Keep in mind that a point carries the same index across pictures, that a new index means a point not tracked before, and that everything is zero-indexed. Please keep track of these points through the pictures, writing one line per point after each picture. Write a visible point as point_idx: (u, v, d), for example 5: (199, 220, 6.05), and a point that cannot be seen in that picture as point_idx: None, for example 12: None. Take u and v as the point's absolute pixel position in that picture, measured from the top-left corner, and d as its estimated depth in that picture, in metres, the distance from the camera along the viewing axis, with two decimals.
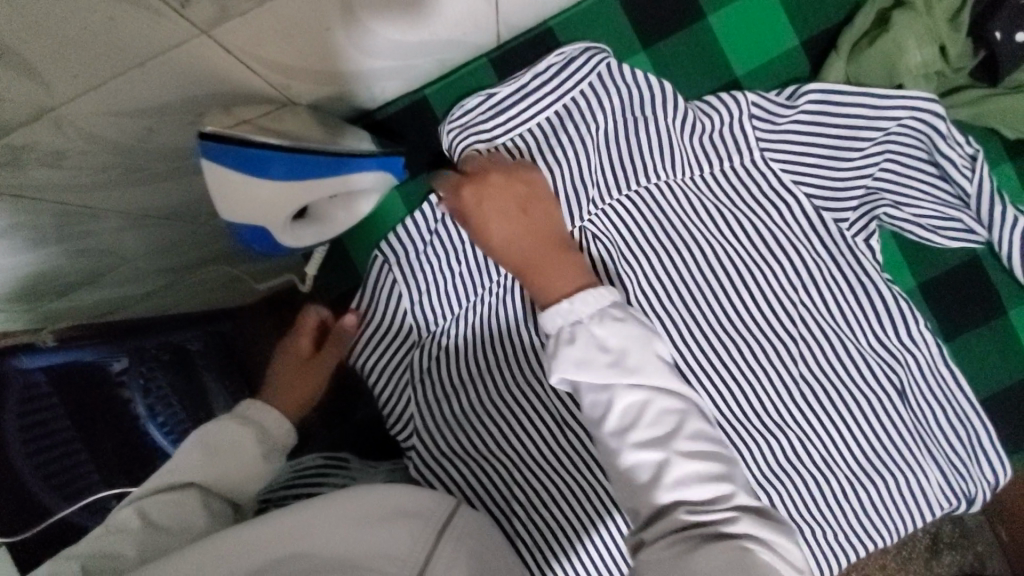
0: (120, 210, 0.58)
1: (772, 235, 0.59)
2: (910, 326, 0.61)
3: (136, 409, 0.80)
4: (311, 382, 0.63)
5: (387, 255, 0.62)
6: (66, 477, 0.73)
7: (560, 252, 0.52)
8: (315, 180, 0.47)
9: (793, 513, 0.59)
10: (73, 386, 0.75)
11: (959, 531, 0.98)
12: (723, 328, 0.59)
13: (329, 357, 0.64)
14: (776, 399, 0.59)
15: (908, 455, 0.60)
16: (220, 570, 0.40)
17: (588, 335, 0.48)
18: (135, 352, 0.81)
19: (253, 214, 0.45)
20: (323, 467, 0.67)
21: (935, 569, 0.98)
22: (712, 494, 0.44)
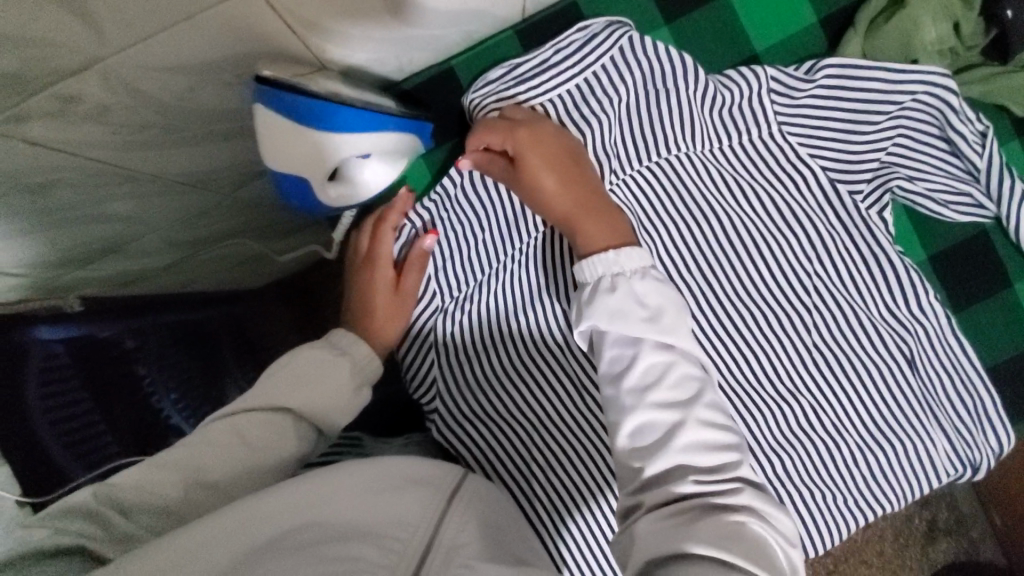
0: (151, 174, 0.59)
1: (787, 207, 0.61)
2: (921, 297, 0.62)
3: (148, 383, 0.77)
4: (400, 305, 0.63)
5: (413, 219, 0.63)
6: (87, 441, 0.70)
7: (601, 207, 0.56)
8: (354, 134, 0.49)
9: (802, 478, 0.61)
10: (92, 359, 0.73)
11: (955, 518, 1.02)
12: (739, 297, 0.61)
13: (414, 274, 0.63)
14: (789, 366, 0.61)
15: (916, 423, 0.62)
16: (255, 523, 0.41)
17: (630, 290, 0.51)
18: (150, 327, 0.79)
19: (296, 165, 0.48)
20: (337, 445, 0.68)
21: (932, 555, 1.03)
22: (717, 461, 0.46)
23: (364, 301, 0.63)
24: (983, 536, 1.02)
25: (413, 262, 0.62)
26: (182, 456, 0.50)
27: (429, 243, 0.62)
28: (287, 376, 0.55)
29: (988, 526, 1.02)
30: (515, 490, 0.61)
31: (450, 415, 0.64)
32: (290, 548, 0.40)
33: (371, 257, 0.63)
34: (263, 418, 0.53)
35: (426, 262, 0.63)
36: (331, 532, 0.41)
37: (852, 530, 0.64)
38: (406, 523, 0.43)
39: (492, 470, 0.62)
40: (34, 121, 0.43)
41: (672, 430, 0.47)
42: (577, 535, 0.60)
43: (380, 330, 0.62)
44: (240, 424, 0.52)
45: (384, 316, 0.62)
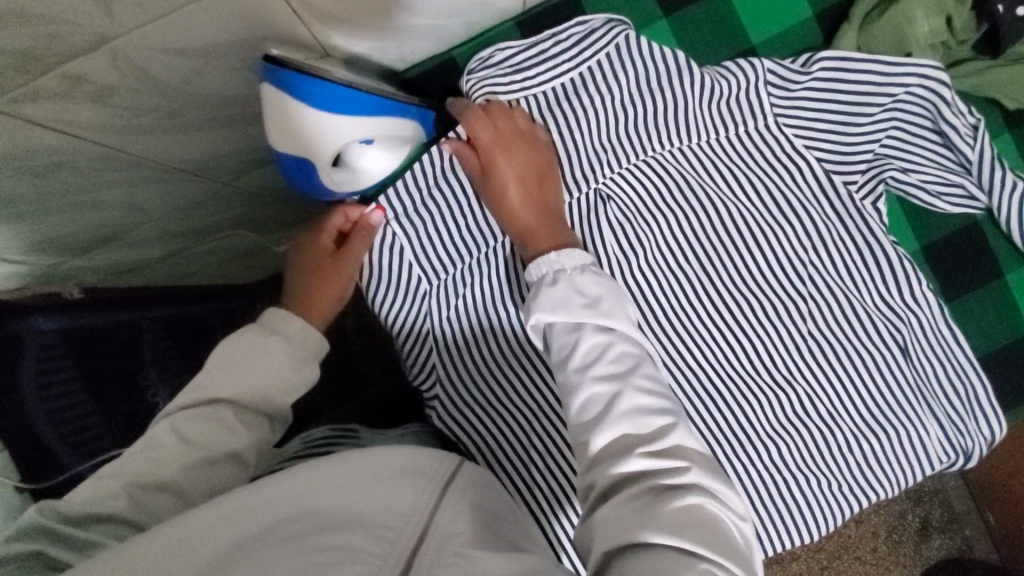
0: (153, 161, 0.59)
1: (784, 198, 0.62)
2: (913, 286, 0.63)
3: (141, 380, 0.77)
4: (341, 279, 0.61)
5: (390, 201, 0.59)
6: (82, 433, 0.71)
7: (555, 217, 0.57)
8: (353, 113, 0.49)
9: (798, 462, 0.63)
10: (88, 351, 0.72)
11: (948, 516, 1.05)
12: (738, 287, 0.62)
13: (357, 250, 0.60)
14: (785, 354, 0.63)
15: (909, 410, 0.63)
16: (252, 513, 0.41)
17: (570, 284, 0.52)
18: (135, 324, 0.78)
19: (298, 143, 0.48)
20: (333, 436, 0.69)
21: (925, 552, 1.04)
22: (655, 427, 0.46)
23: (308, 272, 0.61)
24: (976, 533, 1.05)
25: (356, 236, 0.59)
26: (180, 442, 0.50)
27: (376, 220, 0.59)
28: (249, 359, 0.55)
29: (980, 523, 1.04)
30: (513, 476, 0.62)
31: (451, 402, 0.64)
32: (286, 538, 0.39)
33: (321, 226, 0.61)
34: (220, 403, 0.53)
35: (372, 235, 0.60)
36: (327, 519, 0.41)
37: (846, 517, 0.65)
38: (406, 508, 0.43)
39: (491, 455, 0.63)
40: (40, 101, 0.43)
41: (612, 401, 0.47)
42: (569, 521, 0.61)
43: (323, 305, 0.60)
44: (202, 410, 0.52)
45: (325, 291, 0.60)
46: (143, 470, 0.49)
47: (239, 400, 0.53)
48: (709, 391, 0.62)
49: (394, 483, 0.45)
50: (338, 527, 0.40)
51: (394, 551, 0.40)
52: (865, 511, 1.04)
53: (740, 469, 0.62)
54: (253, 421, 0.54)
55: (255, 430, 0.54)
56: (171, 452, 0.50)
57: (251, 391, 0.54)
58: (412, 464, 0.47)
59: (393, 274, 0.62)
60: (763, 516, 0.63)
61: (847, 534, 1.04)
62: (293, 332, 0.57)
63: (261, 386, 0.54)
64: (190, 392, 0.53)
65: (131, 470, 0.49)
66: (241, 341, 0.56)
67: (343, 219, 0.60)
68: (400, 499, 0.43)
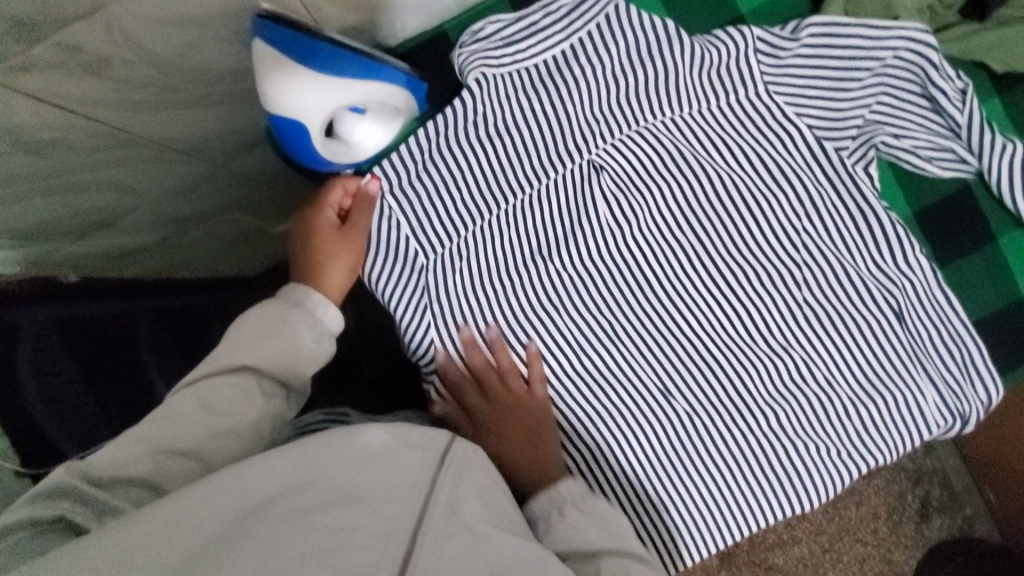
0: (148, 139, 0.59)
1: (775, 164, 0.63)
2: (906, 250, 0.63)
3: (140, 366, 0.77)
4: (346, 250, 0.60)
5: (384, 168, 0.61)
6: (73, 418, 0.66)
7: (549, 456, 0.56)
8: (342, 74, 0.49)
9: (797, 429, 0.63)
10: (82, 335, 0.72)
11: (948, 495, 1.07)
12: (732, 256, 0.63)
13: (359, 221, 0.60)
14: (780, 320, 0.63)
15: (905, 373, 0.63)
16: (255, 480, 0.41)
17: (578, 512, 0.49)
18: (130, 312, 0.79)
19: (288, 104, 0.49)
20: (325, 421, 0.69)
21: (926, 533, 1.06)
22: None
23: (313, 246, 0.59)
24: (976, 512, 1.06)
25: (359, 207, 0.60)
26: (181, 417, 0.50)
27: (373, 186, 0.60)
28: (252, 335, 0.54)
29: (980, 501, 1.06)
30: None
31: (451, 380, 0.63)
32: (291, 506, 0.39)
33: (320, 201, 0.60)
34: (241, 373, 0.53)
35: (373, 204, 0.60)
36: (331, 492, 0.41)
37: (836, 492, 0.65)
38: (406, 483, 0.44)
39: None
40: (34, 72, 0.42)
41: None
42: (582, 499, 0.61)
43: (329, 276, 0.59)
44: (221, 380, 0.53)
45: (337, 263, 0.59)
46: (155, 441, 0.49)
47: (262, 369, 0.54)
48: (706, 359, 0.63)
49: (390, 454, 0.46)
50: (343, 503, 0.40)
51: (396, 530, 0.40)
52: (866, 492, 1.06)
53: (738, 437, 0.63)
54: (271, 390, 0.55)
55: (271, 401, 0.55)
56: (185, 420, 0.50)
57: (272, 361, 0.54)
58: (409, 435, 0.48)
59: (389, 246, 0.62)
60: (723, 513, 0.63)
61: (848, 516, 1.05)
62: (311, 304, 0.57)
63: (282, 356, 0.54)
64: (208, 363, 0.53)
65: (132, 443, 0.49)
66: (262, 313, 0.56)
67: (346, 193, 0.61)
68: (393, 468, 0.44)
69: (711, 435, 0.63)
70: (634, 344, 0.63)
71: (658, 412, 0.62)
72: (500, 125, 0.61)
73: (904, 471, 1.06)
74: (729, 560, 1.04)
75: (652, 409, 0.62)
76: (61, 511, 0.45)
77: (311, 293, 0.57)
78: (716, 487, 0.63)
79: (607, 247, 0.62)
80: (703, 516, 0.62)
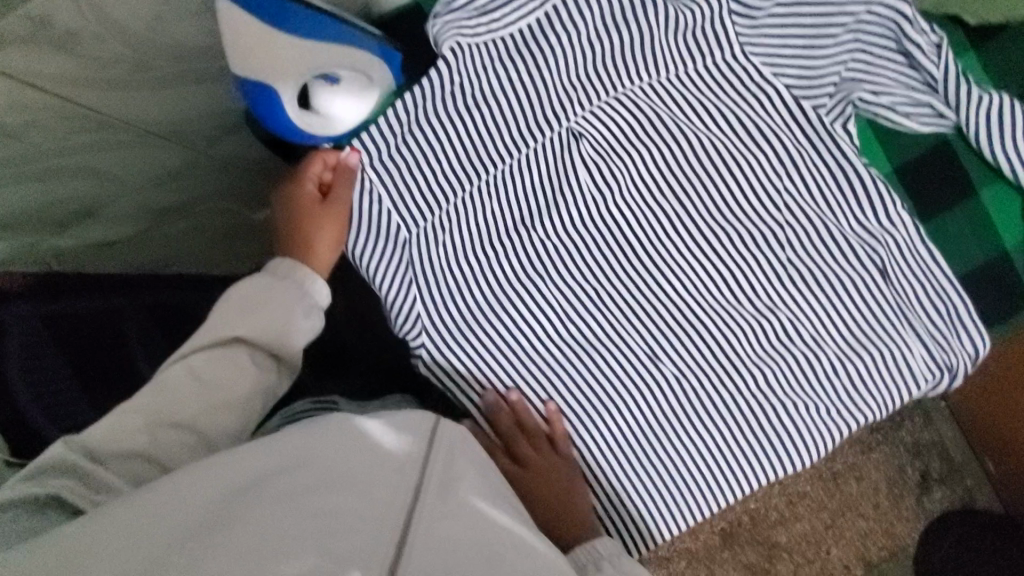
0: (125, 121, 0.60)
1: (753, 125, 0.63)
2: (888, 207, 0.63)
3: (127, 358, 0.75)
4: (328, 223, 0.61)
5: (364, 141, 0.61)
6: (62, 410, 0.67)
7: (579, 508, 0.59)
8: (312, 39, 0.51)
9: (784, 388, 0.63)
10: (66, 336, 0.73)
11: (948, 468, 1.09)
12: (713, 218, 0.63)
13: (340, 194, 0.61)
14: (765, 281, 0.63)
15: (891, 329, 0.63)
16: (244, 462, 0.41)
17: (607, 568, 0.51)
18: (119, 312, 0.78)
19: (261, 71, 0.50)
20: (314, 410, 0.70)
21: (927, 504, 1.09)
22: None
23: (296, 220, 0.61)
24: (976, 483, 1.09)
25: (341, 180, 0.60)
26: (168, 396, 0.52)
27: (352, 159, 0.60)
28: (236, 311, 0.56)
29: (980, 473, 1.09)
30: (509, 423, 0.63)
31: (438, 351, 0.64)
32: (270, 492, 0.39)
33: (302, 174, 0.61)
34: (234, 347, 0.55)
35: (353, 177, 0.61)
36: (320, 476, 0.41)
37: (824, 453, 0.65)
38: (394, 478, 0.44)
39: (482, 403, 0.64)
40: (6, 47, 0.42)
41: None
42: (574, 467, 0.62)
43: (313, 248, 0.60)
44: (214, 354, 0.55)
45: (320, 237, 0.60)
46: (146, 419, 0.51)
47: (252, 343, 0.56)
48: (692, 322, 0.63)
49: (377, 446, 0.46)
50: (330, 488, 0.41)
51: (385, 534, 0.40)
52: (865, 468, 1.10)
53: (726, 399, 0.63)
54: (262, 364, 0.57)
55: (263, 375, 0.57)
56: (181, 393, 0.53)
57: (260, 334, 0.55)
58: (398, 425, 0.48)
59: (372, 220, 0.62)
60: (706, 480, 0.63)
61: (849, 491, 1.09)
62: (298, 280, 0.58)
63: (271, 329, 0.56)
64: (198, 337, 0.55)
65: (125, 417, 0.51)
66: (252, 289, 0.57)
67: (327, 166, 0.61)
68: (379, 459, 0.44)
69: (699, 398, 0.63)
70: (620, 311, 0.63)
71: (647, 377, 0.63)
72: (478, 96, 0.61)
73: (902, 446, 1.10)
74: (731, 540, 1.10)
75: (640, 373, 0.63)
76: (53, 490, 0.47)
77: (297, 267, 0.59)
78: (702, 453, 0.63)
79: (590, 214, 0.63)
80: (687, 484, 0.63)
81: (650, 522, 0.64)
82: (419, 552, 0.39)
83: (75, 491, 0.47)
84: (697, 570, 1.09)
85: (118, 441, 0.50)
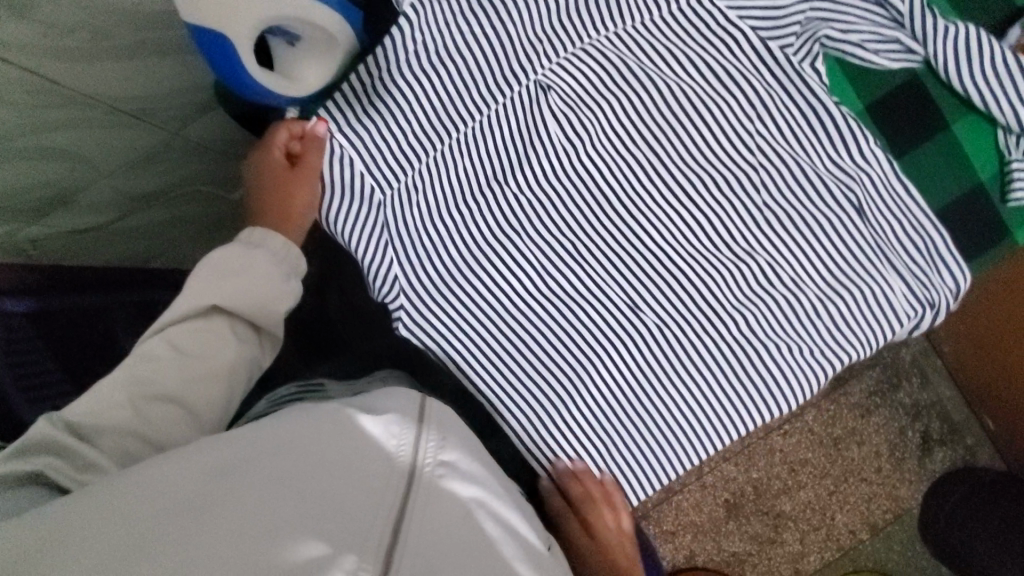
0: (89, 96, 0.59)
1: (722, 70, 0.62)
2: (861, 144, 0.63)
3: (112, 350, 0.82)
4: (297, 190, 0.61)
5: (330, 111, 0.61)
6: (40, 390, 0.71)
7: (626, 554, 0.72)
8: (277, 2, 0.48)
9: (767, 330, 0.63)
10: (56, 329, 0.77)
11: (947, 428, 1.12)
12: (686, 165, 0.63)
13: (308, 163, 0.61)
14: (742, 225, 0.63)
15: (871, 265, 0.63)
16: (224, 449, 0.43)
17: None
18: (107, 306, 0.84)
19: (215, 24, 0.48)
20: (299, 393, 0.71)
21: (929, 465, 1.12)
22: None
23: (275, 194, 0.61)
24: (977, 441, 1.12)
25: (310, 149, 0.61)
26: (147, 369, 0.52)
27: (321, 129, 0.61)
28: (212, 279, 0.55)
29: (979, 431, 1.12)
30: (493, 381, 0.64)
31: (418, 313, 0.64)
32: (250, 479, 0.41)
33: (268, 144, 0.61)
34: (215, 316, 0.55)
35: (322, 145, 0.61)
36: (308, 463, 0.44)
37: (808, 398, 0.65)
38: (383, 466, 0.47)
39: (464, 363, 0.64)
40: None
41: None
42: (560, 418, 0.63)
43: (286, 215, 0.61)
44: (196, 324, 0.54)
45: (293, 203, 0.61)
46: (129, 392, 0.51)
47: (234, 312, 0.55)
48: (670, 270, 0.63)
49: (369, 438, 0.49)
50: (315, 471, 0.44)
51: (381, 516, 0.42)
52: (866, 432, 1.12)
53: (709, 345, 0.63)
54: (244, 334, 0.57)
55: (246, 344, 0.57)
56: (165, 365, 0.52)
57: (242, 304, 0.55)
58: (386, 420, 0.51)
59: (346, 184, 0.63)
60: (693, 429, 0.64)
61: (851, 457, 1.11)
62: (279, 249, 0.59)
63: (252, 299, 0.55)
64: (178, 308, 0.54)
65: (110, 390, 0.50)
66: (229, 257, 0.56)
67: (296, 136, 0.61)
68: (369, 449, 0.48)
69: (683, 345, 0.63)
70: (598, 261, 0.63)
71: (629, 326, 0.63)
72: (443, 53, 0.61)
73: (902, 408, 1.12)
74: (738, 512, 1.11)
75: (621, 322, 0.63)
76: (39, 468, 0.45)
77: (274, 236, 0.59)
78: (686, 403, 0.63)
79: (563, 166, 0.63)
80: (671, 435, 0.64)
81: (637, 471, 0.65)
82: (415, 535, 0.42)
83: (58, 469, 0.46)
84: (705, 543, 1.11)
85: (102, 416, 0.49)
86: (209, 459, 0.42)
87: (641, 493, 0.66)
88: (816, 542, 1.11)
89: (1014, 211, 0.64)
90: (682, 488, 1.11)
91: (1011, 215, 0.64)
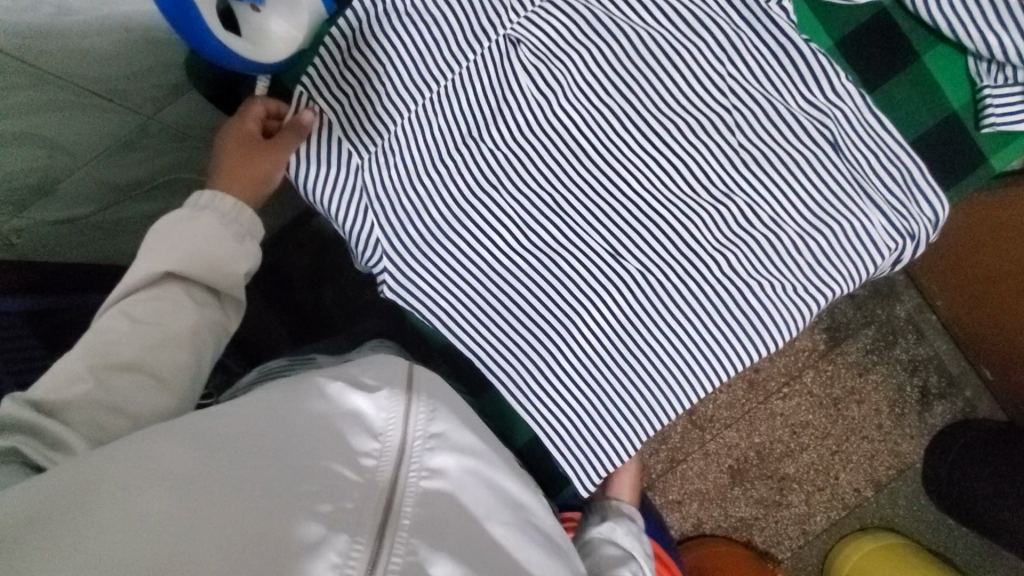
0: (65, 79, 0.59)
1: (690, 13, 0.62)
2: (832, 79, 0.61)
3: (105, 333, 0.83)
4: (263, 165, 0.62)
5: (307, 86, 0.62)
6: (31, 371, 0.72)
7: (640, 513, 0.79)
8: None
9: (748, 270, 0.63)
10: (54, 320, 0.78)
11: (946, 381, 1.11)
12: (659, 110, 0.63)
13: (280, 142, 0.62)
14: (718, 169, 0.63)
15: (847, 201, 0.62)
16: (204, 428, 0.43)
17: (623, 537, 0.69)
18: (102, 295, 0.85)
19: None
20: (289, 365, 0.72)
21: (931, 419, 1.11)
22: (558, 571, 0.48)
23: (238, 154, 0.62)
24: (976, 393, 1.11)
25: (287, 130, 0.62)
26: (110, 339, 0.53)
27: (309, 116, 0.61)
28: (166, 239, 0.56)
29: (978, 382, 1.11)
30: (480, 336, 0.65)
31: (401, 271, 0.65)
32: (235, 456, 0.41)
33: (242, 116, 0.62)
34: (170, 282, 0.56)
35: (300, 131, 0.62)
36: (294, 433, 0.45)
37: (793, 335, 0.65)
38: (373, 446, 0.46)
39: (451, 319, 0.65)
40: None
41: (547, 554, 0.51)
42: (549, 370, 0.64)
43: (249, 183, 0.62)
44: (153, 291, 0.55)
45: (259, 175, 0.62)
46: (93, 360, 0.51)
47: (189, 278, 0.56)
48: (649, 216, 0.64)
49: (357, 414, 0.48)
50: (302, 437, 0.44)
51: (373, 495, 0.42)
52: (864, 391, 1.11)
53: (693, 287, 0.63)
54: (205, 300, 0.58)
55: (205, 308, 0.58)
56: (124, 334, 0.53)
57: (195, 267, 0.56)
58: (377, 396, 0.50)
59: (329, 157, 0.63)
60: (681, 374, 0.64)
61: (852, 416, 1.11)
62: (230, 211, 0.59)
63: (205, 262, 0.56)
64: (133, 276, 0.55)
65: (75, 361, 0.51)
66: (177, 221, 0.57)
67: (274, 115, 0.64)
68: (354, 426, 0.47)
69: (666, 290, 0.63)
70: (576, 212, 0.64)
71: (611, 274, 0.64)
72: (413, 15, 0.61)
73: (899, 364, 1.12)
74: (742, 477, 1.12)
75: (603, 271, 0.64)
76: (13, 442, 0.46)
77: (224, 198, 0.59)
78: (672, 346, 0.64)
79: (536, 119, 0.64)
80: (660, 380, 0.64)
81: (631, 423, 0.64)
82: (406, 518, 0.42)
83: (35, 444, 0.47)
84: (712, 510, 1.12)
85: (65, 388, 0.50)
86: (189, 436, 0.42)
87: (635, 443, 0.65)
88: (822, 502, 1.11)
89: (989, 138, 0.65)
90: (684, 457, 1.12)
91: (987, 142, 0.65)
